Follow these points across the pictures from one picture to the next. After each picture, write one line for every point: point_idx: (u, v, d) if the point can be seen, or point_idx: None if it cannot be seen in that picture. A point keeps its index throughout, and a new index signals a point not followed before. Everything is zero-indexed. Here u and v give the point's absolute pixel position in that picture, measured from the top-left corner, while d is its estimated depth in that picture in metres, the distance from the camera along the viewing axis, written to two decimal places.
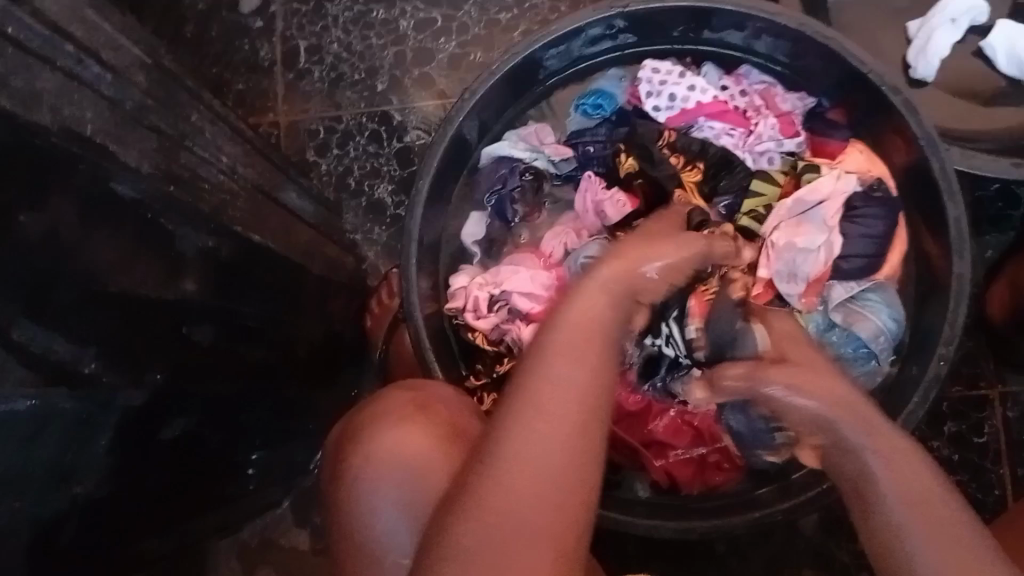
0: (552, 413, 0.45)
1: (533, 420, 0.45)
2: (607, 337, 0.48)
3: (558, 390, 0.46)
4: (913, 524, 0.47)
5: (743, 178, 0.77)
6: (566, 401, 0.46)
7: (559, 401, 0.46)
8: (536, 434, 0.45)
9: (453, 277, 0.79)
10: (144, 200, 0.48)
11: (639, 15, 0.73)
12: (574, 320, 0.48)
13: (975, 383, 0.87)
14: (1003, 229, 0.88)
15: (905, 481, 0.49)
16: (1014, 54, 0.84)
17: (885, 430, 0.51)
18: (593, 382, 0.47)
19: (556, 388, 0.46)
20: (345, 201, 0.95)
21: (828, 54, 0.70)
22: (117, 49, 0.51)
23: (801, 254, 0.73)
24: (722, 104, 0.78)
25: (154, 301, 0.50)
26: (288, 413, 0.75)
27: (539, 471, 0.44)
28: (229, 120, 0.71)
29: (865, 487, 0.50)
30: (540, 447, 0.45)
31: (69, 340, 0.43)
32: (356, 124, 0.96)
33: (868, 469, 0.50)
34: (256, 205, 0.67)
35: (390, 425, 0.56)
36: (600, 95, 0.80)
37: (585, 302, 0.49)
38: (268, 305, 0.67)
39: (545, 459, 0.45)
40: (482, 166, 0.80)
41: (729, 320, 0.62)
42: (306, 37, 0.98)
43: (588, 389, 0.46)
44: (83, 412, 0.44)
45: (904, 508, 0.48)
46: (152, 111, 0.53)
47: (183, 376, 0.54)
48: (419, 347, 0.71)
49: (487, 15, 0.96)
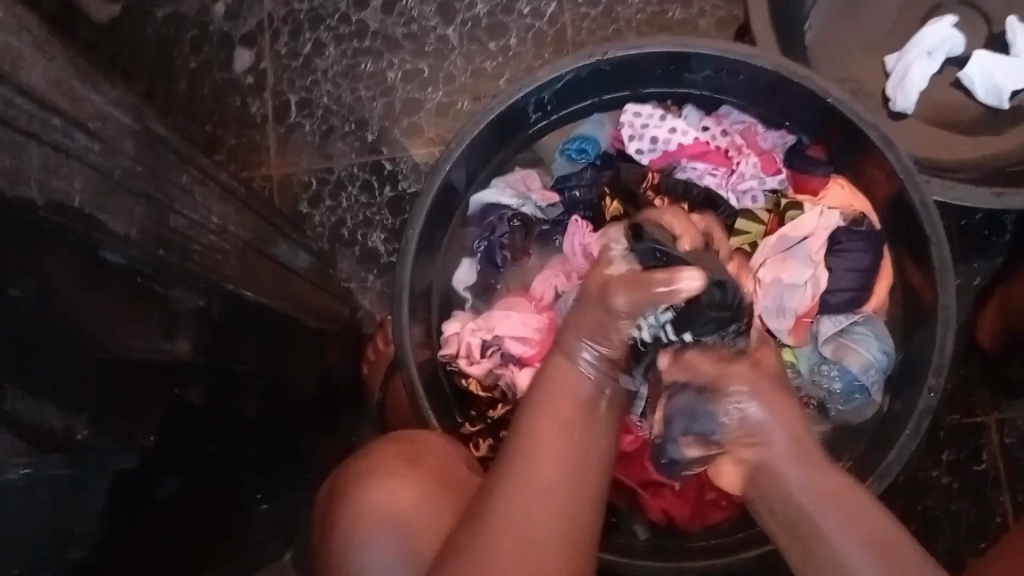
0: (559, 463, 0.52)
1: (535, 461, 0.52)
2: (588, 405, 0.55)
3: (555, 442, 0.53)
4: (859, 554, 0.50)
5: (727, 218, 0.79)
6: (560, 447, 0.53)
7: (556, 446, 0.53)
8: (539, 469, 0.51)
9: (445, 324, 0.79)
10: (132, 265, 0.49)
11: (620, 62, 0.74)
12: (561, 390, 0.55)
13: (970, 411, 0.87)
14: (989, 256, 0.89)
15: (828, 487, 0.52)
16: (990, 83, 0.86)
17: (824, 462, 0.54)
18: (579, 433, 0.54)
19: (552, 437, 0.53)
20: (339, 250, 0.96)
21: (804, 92, 0.72)
22: (106, 119, 0.52)
23: (788, 291, 0.74)
24: (703, 145, 0.80)
25: (144, 365, 0.51)
26: (286, 463, 0.75)
27: (546, 502, 0.50)
28: (220, 179, 0.72)
29: (807, 528, 0.52)
30: (543, 480, 0.51)
31: (60, 408, 0.44)
32: (349, 174, 0.98)
33: (802, 503, 0.52)
34: (248, 261, 0.68)
35: (374, 475, 0.57)
36: (584, 141, 0.82)
37: (562, 365, 0.56)
38: (262, 359, 0.68)
39: (548, 490, 0.51)
40: (471, 214, 0.81)
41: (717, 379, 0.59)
42: (296, 92, 1.00)
43: (579, 437, 0.54)
44: (76, 478, 0.45)
45: (833, 509, 0.51)
46: (142, 177, 0.54)
47: (175, 436, 0.55)
48: (414, 394, 0.71)
49: (473, 63, 0.98)
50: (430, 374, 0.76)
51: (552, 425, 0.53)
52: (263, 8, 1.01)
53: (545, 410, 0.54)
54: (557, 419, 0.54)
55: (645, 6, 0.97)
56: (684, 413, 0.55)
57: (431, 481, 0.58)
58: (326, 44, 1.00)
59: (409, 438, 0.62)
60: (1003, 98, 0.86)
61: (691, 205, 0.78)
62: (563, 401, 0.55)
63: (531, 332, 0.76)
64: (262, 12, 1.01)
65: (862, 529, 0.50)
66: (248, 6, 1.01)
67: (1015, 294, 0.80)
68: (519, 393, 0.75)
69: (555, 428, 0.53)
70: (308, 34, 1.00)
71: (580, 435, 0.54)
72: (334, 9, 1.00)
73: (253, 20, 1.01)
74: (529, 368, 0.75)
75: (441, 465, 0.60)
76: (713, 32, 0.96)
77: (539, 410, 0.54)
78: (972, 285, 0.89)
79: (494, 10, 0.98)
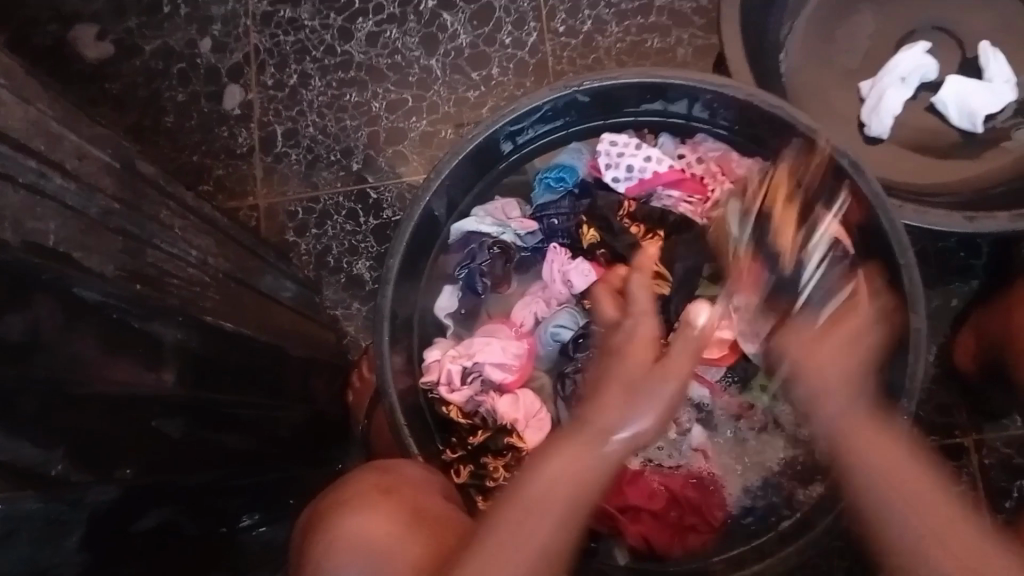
0: (543, 513, 0.53)
1: (535, 504, 0.54)
2: (585, 471, 0.56)
3: (545, 496, 0.54)
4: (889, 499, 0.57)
5: (701, 245, 0.80)
6: (560, 522, 0.53)
7: (559, 516, 0.53)
8: (542, 512, 0.53)
9: (427, 351, 0.80)
10: (108, 302, 0.50)
11: (599, 91, 0.76)
12: (560, 460, 0.56)
13: (949, 433, 0.88)
14: (967, 278, 0.90)
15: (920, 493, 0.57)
16: (965, 107, 0.87)
17: (872, 416, 0.62)
18: (590, 489, 0.56)
19: (556, 506, 0.54)
20: (325, 278, 0.98)
21: (775, 120, 0.74)
22: (84, 158, 0.53)
23: (763, 315, 0.76)
24: (679, 172, 0.82)
25: (123, 399, 0.52)
26: (270, 490, 0.76)
27: (543, 546, 0.52)
28: (201, 212, 0.73)
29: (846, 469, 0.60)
30: (546, 519, 0.53)
31: (34, 444, 0.44)
32: (334, 203, 0.99)
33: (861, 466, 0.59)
34: (228, 292, 0.69)
35: (348, 504, 0.58)
36: (562, 169, 0.83)
37: (592, 438, 0.57)
38: (246, 389, 0.68)
39: (540, 545, 0.52)
40: (452, 242, 0.82)
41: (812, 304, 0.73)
42: (282, 122, 1.01)
43: (582, 509, 0.55)
44: (54, 514, 0.45)
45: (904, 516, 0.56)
46: (121, 214, 0.55)
47: (158, 467, 0.55)
48: (393, 424, 0.72)
49: (456, 93, 1.00)
50: (413, 403, 0.77)
51: (564, 493, 0.54)
52: (250, 41, 1.03)
53: (557, 464, 0.56)
54: (563, 488, 0.54)
55: (624, 36, 0.99)
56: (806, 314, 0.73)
57: (402, 510, 0.58)
58: (311, 76, 1.02)
59: (385, 469, 0.63)
60: (977, 122, 0.87)
61: (666, 232, 0.82)
62: (579, 475, 0.56)
63: (511, 359, 0.79)
64: (248, 44, 1.03)
65: (949, 548, 0.54)
66: (235, 38, 1.03)
67: (989, 317, 0.82)
68: (499, 419, 0.77)
69: (562, 481, 0.55)
70: (294, 66, 1.02)
71: (562, 491, 0.55)
72: (319, 40, 1.02)
73: (240, 53, 1.03)
74: (511, 394, 0.78)
75: (421, 501, 0.60)
76: (690, 60, 0.98)
77: (546, 465, 0.56)
78: (949, 308, 0.90)
79: (476, 40, 1.00)
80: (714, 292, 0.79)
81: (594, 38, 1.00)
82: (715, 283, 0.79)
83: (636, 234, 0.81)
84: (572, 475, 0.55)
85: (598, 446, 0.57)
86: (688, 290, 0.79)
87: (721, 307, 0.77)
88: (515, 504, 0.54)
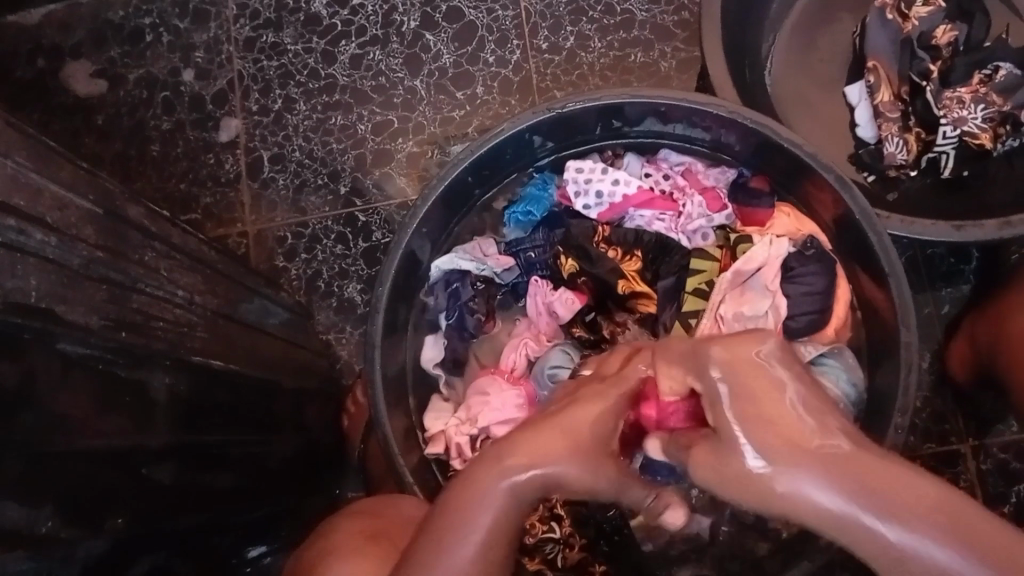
0: (460, 505, 0.48)
1: (451, 504, 0.49)
2: (507, 449, 0.50)
3: (464, 490, 0.49)
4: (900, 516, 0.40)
5: (681, 260, 0.81)
6: (498, 476, 0.48)
7: (482, 490, 0.48)
8: (459, 507, 0.48)
9: (431, 421, 0.81)
10: (95, 353, 0.50)
11: (556, 123, 0.76)
12: (479, 459, 0.50)
13: (945, 439, 0.90)
14: (956, 284, 0.92)
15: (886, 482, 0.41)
16: (863, 119, 0.90)
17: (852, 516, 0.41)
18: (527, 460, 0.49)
19: (481, 476, 0.49)
20: (316, 303, 0.97)
21: (761, 137, 0.74)
22: (64, 208, 0.53)
23: (750, 322, 0.77)
24: (648, 193, 0.82)
25: (117, 453, 0.52)
26: (266, 524, 0.76)
27: (461, 523, 0.48)
28: (187, 247, 0.73)
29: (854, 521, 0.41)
30: (468, 506, 0.48)
31: (22, 505, 0.44)
32: (323, 228, 0.99)
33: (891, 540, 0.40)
34: (217, 329, 0.69)
35: (336, 554, 0.59)
36: (529, 203, 0.84)
37: (523, 454, 0.49)
38: (238, 426, 0.68)
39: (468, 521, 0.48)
40: (433, 281, 0.83)
41: (902, 134, 0.87)
42: (269, 148, 1.01)
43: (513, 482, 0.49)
44: (41, 570, 0.45)
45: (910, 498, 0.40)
46: (103, 262, 0.54)
47: (149, 516, 0.55)
48: (388, 452, 0.72)
49: (441, 113, 1.00)
50: (405, 429, 0.77)
51: (476, 513, 0.48)
52: (233, 67, 1.03)
53: (476, 462, 0.50)
54: (484, 462, 0.50)
55: (607, 52, 0.99)
56: (908, 150, 0.87)
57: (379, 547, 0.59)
58: (296, 100, 1.02)
59: (377, 513, 0.66)
60: (871, 131, 0.90)
61: (644, 252, 0.82)
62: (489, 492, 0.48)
63: (512, 411, 0.78)
64: (232, 71, 1.03)
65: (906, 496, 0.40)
66: (218, 65, 1.03)
67: (980, 324, 0.82)
68: None
69: (479, 471, 0.49)
70: (278, 91, 1.02)
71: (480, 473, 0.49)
72: (302, 64, 1.02)
73: (224, 79, 1.03)
74: None
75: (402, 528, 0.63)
76: (674, 73, 0.98)
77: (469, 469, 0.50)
78: (940, 314, 0.92)
79: (459, 59, 1.00)
80: (698, 307, 0.78)
81: (577, 54, 1.00)
82: (699, 297, 0.79)
83: (614, 258, 0.82)
84: (479, 492, 0.48)
85: (516, 434, 0.51)
86: (675, 305, 0.79)
87: (707, 320, 0.78)
88: (437, 511, 0.49)
